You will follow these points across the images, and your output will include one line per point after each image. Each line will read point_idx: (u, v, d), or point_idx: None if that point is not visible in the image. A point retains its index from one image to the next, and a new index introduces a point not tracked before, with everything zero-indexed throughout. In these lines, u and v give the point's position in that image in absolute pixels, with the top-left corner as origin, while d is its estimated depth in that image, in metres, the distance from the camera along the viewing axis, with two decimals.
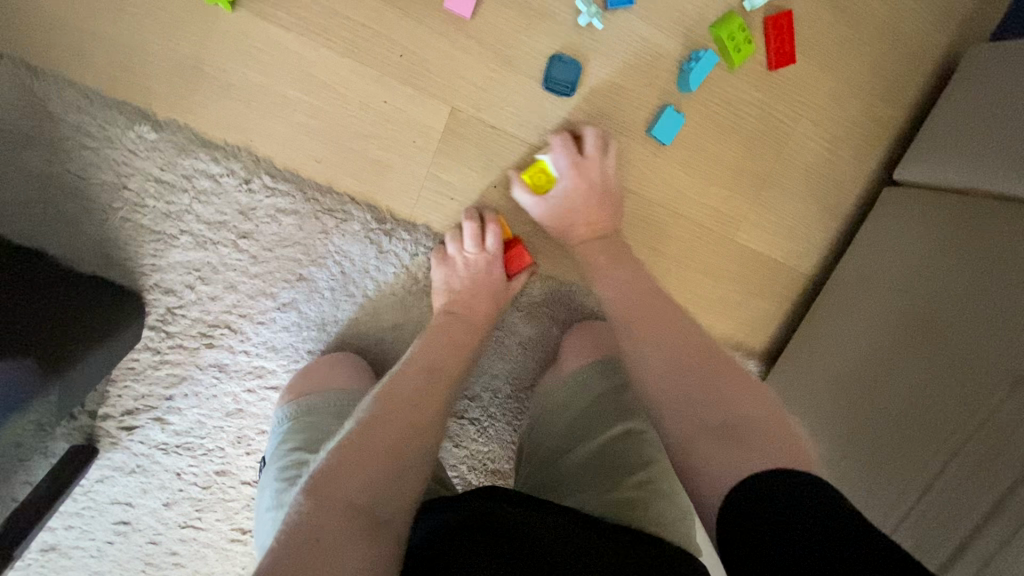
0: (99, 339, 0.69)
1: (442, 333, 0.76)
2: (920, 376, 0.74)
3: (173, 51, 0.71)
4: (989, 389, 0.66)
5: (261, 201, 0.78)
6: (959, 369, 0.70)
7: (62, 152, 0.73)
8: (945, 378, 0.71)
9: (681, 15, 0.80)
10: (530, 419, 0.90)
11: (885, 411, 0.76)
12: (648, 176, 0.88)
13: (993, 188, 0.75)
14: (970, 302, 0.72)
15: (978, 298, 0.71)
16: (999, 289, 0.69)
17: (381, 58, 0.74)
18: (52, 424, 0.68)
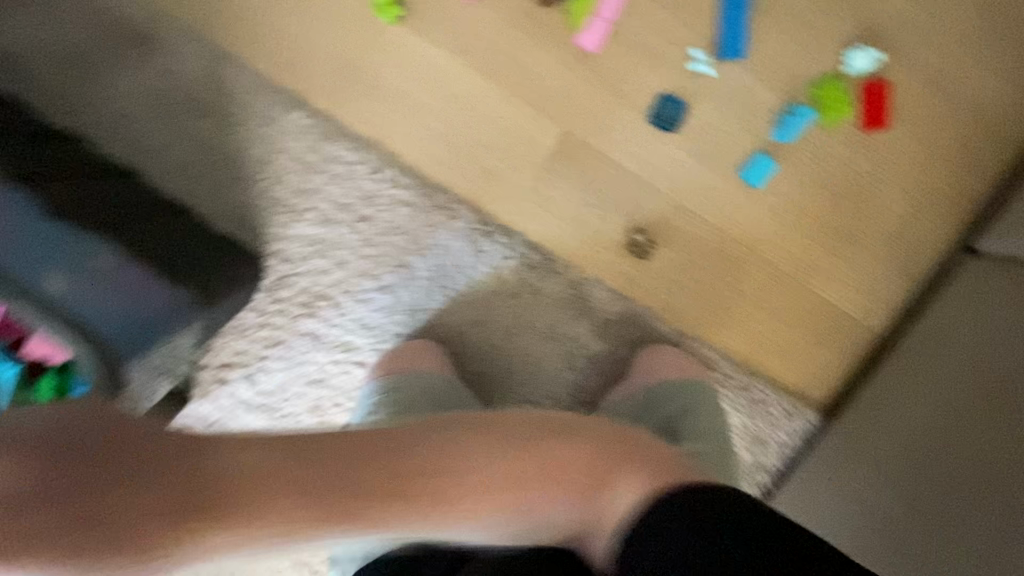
0: (234, 287, 0.78)
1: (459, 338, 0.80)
2: (994, 441, 0.74)
3: (335, 52, 0.81)
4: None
5: (383, 191, 0.86)
6: None
7: (227, 126, 0.84)
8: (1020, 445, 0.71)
9: (785, 72, 0.86)
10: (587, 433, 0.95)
11: (952, 471, 0.77)
12: (733, 215, 0.93)
13: None
14: None
15: None
16: None
17: (511, 79, 0.83)
18: (181, 357, 0.77)
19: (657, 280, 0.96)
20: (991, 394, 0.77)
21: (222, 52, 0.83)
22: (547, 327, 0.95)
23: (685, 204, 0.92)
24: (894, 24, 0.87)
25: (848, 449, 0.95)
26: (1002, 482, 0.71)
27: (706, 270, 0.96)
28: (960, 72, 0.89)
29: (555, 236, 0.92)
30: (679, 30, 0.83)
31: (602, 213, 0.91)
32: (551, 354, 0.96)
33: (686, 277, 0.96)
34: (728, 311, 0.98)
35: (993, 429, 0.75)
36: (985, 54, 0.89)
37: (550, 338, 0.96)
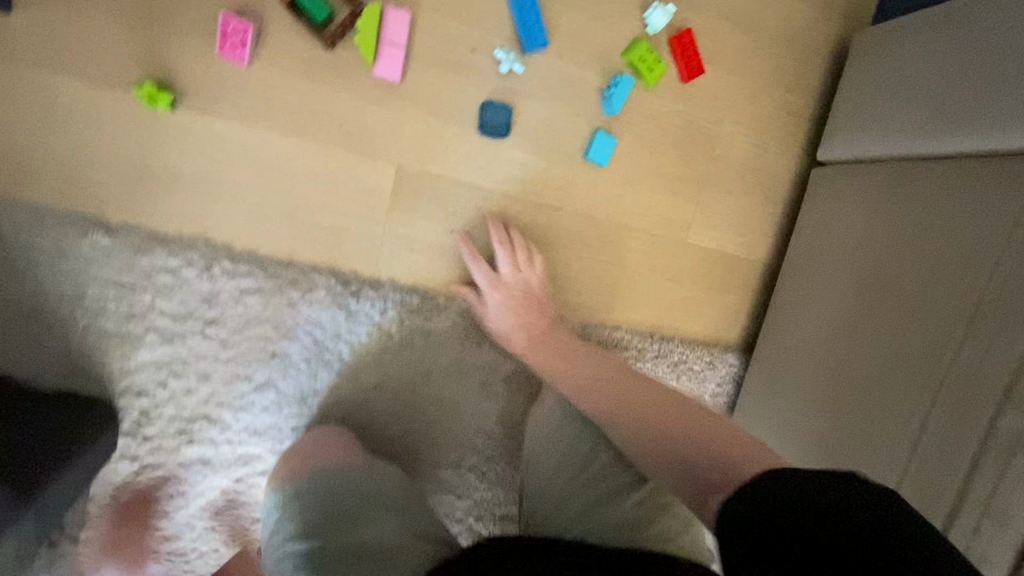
0: (81, 447, 0.68)
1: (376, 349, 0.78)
2: (886, 336, 0.77)
3: (118, 158, 0.72)
4: (948, 335, 0.69)
5: (224, 286, 0.78)
6: (919, 322, 0.73)
7: (20, 272, 0.73)
8: (908, 334, 0.74)
9: (595, 47, 0.86)
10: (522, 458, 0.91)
11: (860, 377, 0.79)
12: (595, 197, 0.92)
13: (906, 152, 0.81)
14: (915, 258, 0.76)
15: (920, 252, 0.75)
16: (934, 241, 0.74)
17: (322, 131, 0.78)
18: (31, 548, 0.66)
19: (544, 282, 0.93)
20: (872, 293, 0.80)
21: None
22: (453, 365, 0.91)
23: (546, 201, 0.90)
24: None
25: (772, 382, 0.97)
26: (902, 373, 0.73)
27: (588, 257, 0.95)
28: (755, 1, 0.92)
29: (428, 274, 0.87)
30: (478, 36, 0.80)
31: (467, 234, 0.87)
32: (466, 391, 0.92)
33: (572, 270, 0.94)
34: (623, 288, 0.97)
35: (882, 325, 0.78)
36: None
37: (460, 375, 0.92)
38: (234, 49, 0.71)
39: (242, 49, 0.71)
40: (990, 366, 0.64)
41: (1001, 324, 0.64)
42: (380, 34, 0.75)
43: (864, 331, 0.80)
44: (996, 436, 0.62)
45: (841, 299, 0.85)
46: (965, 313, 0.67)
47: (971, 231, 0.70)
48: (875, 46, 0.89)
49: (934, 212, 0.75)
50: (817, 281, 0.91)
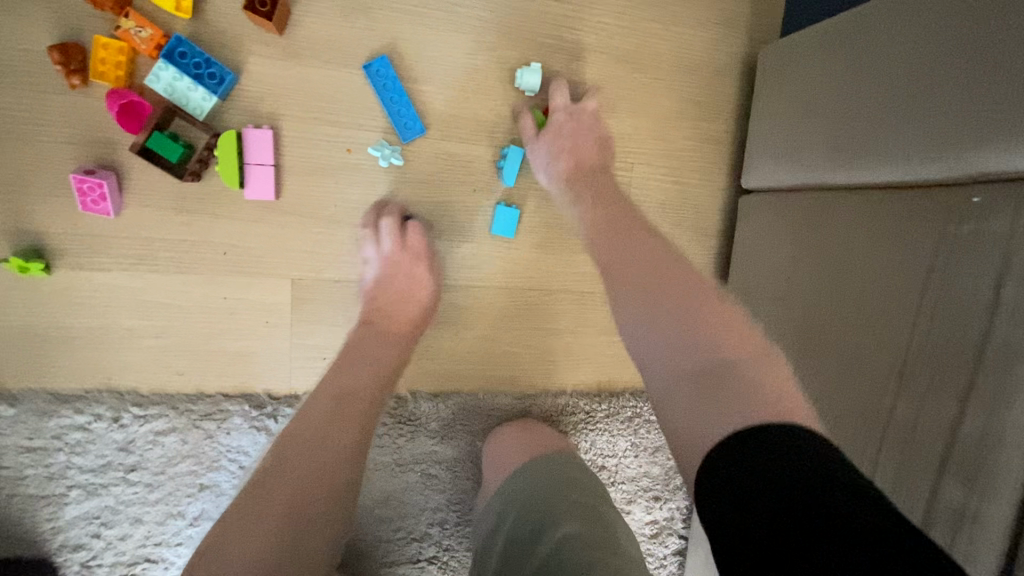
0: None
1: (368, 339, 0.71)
2: (818, 387, 0.70)
3: (8, 328, 0.72)
4: (880, 390, 0.63)
5: (137, 431, 0.77)
6: (848, 372, 0.67)
7: None
8: (840, 386, 0.67)
9: (477, 121, 0.82)
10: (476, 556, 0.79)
11: None
12: (510, 268, 0.88)
13: (819, 181, 0.75)
14: (837, 300, 0.69)
15: (839, 293, 0.69)
16: (853, 280, 0.68)
17: (207, 263, 0.76)
18: None
19: (472, 361, 0.90)
20: (804, 340, 0.73)
21: None
22: (391, 461, 0.89)
23: (457, 281, 0.87)
24: (556, 25, 0.83)
25: None
26: (838, 429, 0.67)
27: (514, 327, 0.91)
28: (644, 36, 0.87)
29: None
30: (349, 135, 0.78)
31: None
32: (409, 484, 0.90)
33: (500, 342, 0.91)
34: (559, 350, 0.93)
35: (814, 374, 0.72)
36: (657, 10, 0.86)
37: (400, 469, 0.90)
38: (98, 202, 0.70)
39: (104, 202, 0.70)
40: (924, 426, 0.58)
41: (930, 383, 0.57)
42: (244, 155, 0.73)
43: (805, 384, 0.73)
44: (939, 509, 0.56)
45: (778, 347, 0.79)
46: (892, 365, 0.61)
47: (891, 273, 0.63)
48: (778, 61, 0.83)
49: (851, 249, 0.69)
50: None
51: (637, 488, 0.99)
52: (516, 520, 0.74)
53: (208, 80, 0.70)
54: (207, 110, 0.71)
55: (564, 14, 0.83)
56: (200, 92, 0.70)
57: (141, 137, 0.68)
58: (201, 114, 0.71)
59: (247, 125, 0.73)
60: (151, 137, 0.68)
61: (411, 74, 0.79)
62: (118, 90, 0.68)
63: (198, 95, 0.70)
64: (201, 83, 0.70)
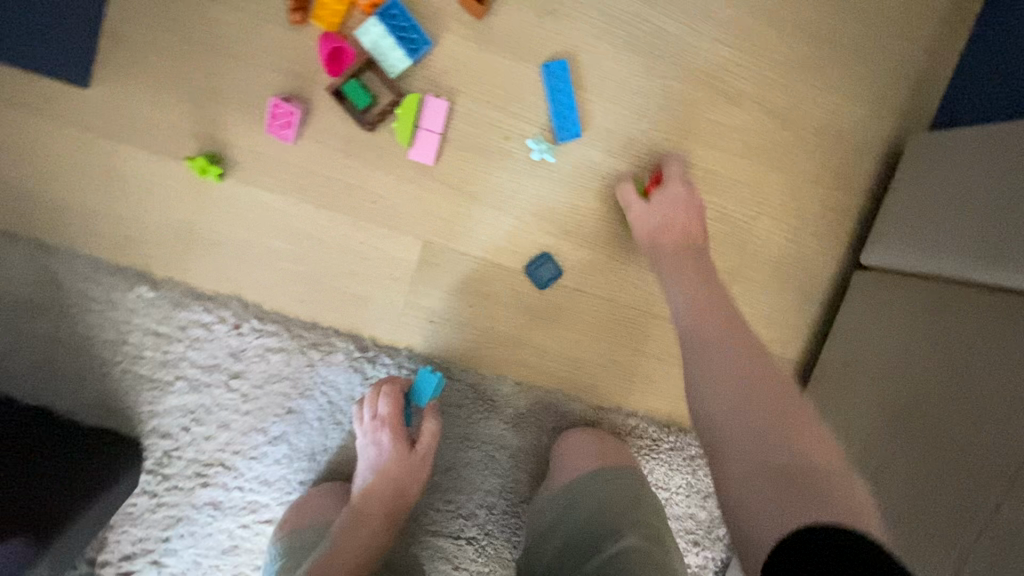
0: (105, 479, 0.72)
1: (381, 473, 0.84)
2: (909, 470, 0.70)
3: (168, 220, 0.78)
4: (985, 489, 0.61)
5: (251, 342, 0.82)
6: (951, 462, 0.66)
7: (69, 316, 0.78)
8: (937, 474, 0.67)
9: (630, 138, 0.85)
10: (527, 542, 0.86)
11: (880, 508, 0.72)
12: (620, 284, 0.91)
13: (950, 272, 0.76)
14: (952, 388, 0.69)
15: (956, 382, 0.69)
16: (975, 373, 0.67)
17: (356, 207, 0.81)
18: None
19: (558, 361, 0.92)
20: (906, 421, 0.73)
21: (46, 246, 0.77)
22: (461, 434, 0.92)
23: (568, 282, 0.90)
24: (726, 68, 0.86)
25: None
26: (925, 516, 0.66)
27: (606, 341, 0.92)
28: (803, 97, 0.89)
29: (444, 343, 0.89)
30: (512, 123, 0.82)
31: (485, 310, 0.88)
32: (472, 461, 0.93)
33: (588, 353, 0.93)
34: (641, 374, 0.95)
35: (907, 455, 0.71)
36: (821, 75, 0.89)
37: (467, 444, 0.92)
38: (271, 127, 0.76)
39: (289, 128, 0.76)
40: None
41: None
42: (418, 119, 0.79)
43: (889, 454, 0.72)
44: None
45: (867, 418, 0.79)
46: (1004, 466, 0.60)
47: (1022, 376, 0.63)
48: (933, 153, 0.85)
49: (981, 344, 0.68)
50: (845, 392, 0.85)
51: (679, 528, 0.98)
52: (584, 524, 0.80)
53: (409, 44, 0.76)
54: (400, 70, 0.77)
55: (736, 58, 0.86)
56: (399, 53, 0.75)
57: (340, 82, 0.75)
58: (393, 73, 0.76)
59: (428, 92, 0.79)
60: (346, 85, 0.75)
61: (584, 79, 0.83)
62: (332, 35, 0.75)
63: (396, 55, 0.76)
64: (402, 46, 0.75)
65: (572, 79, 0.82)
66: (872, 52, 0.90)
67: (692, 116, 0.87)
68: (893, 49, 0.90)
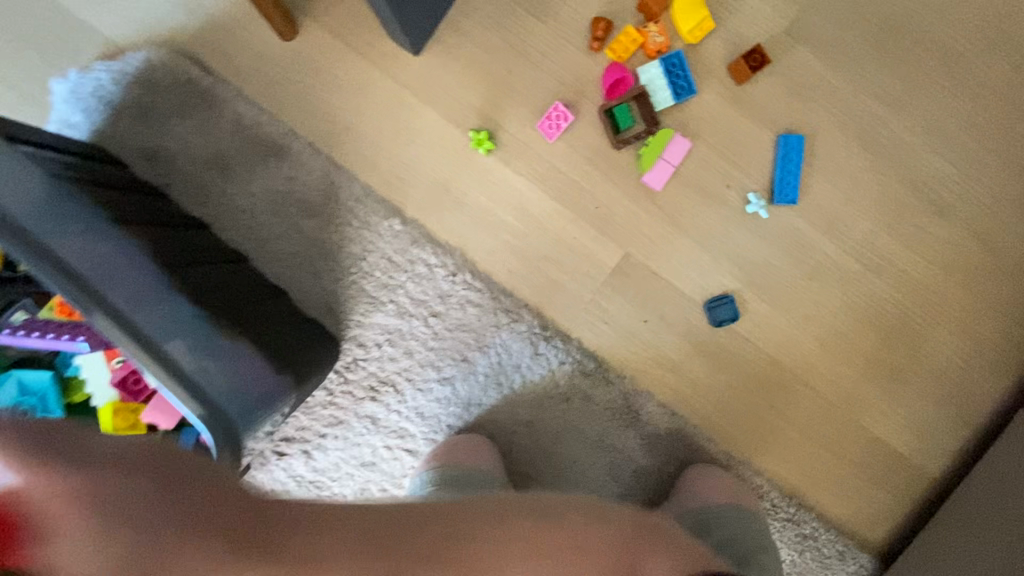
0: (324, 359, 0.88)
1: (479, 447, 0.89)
2: None
3: (434, 174, 0.94)
4: None
5: (457, 291, 0.95)
6: None
7: (331, 224, 0.94)
8: None
9: (835, 219, 0.94)
10: None
11: None
12: (785, 346, 0.96)
13: None
14: None
15: None
16: None
17: (582, 208, 0.94)
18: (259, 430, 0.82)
19: (705, 398, 0.97)
20: None
21: (338, 164, 0.94)
22: (597, 435, 0.97)
23: (738, 328, 0.96)
24: (941, 184, 0.93)
25: None
26: None
27: (756, 395, 0.97)
28: (1011, 230, 0.94)
29: (611, 347, 0.97)
30: (736, 176, 0.93)
31: (657, 329, 0.96)
32: (598, 463, 0.98)
33: (735, 400, 0.98)
34: (778, 437, 0.98)
35: None
36: None
37: (599, 446, 0.98)
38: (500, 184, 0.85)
39: (556, 129, 0.91)
40: None
41: None
42: (662, 150, 0.91)
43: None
44: None
45: (994, 537, 0.80)
46: None
47: None
48: None
49: None
50: (996, 515, 0.83)
51: None
52: (706, 554, 0.88)
53: (677, 90, 0.90)
54: (662, 107, 0.90)
55: (954, 178, 0.93)
56: (666, 95, 0.90)
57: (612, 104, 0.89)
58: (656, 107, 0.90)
59: (677, 131, 0.91)
60: (615, 108, 0.89)
61: (810, 157, 0.92)
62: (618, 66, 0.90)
63: (663, 95, 0.90)
64: (671, 90, 0.90)
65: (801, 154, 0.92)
66: None
67: (900, 216, 0.94)
68: None
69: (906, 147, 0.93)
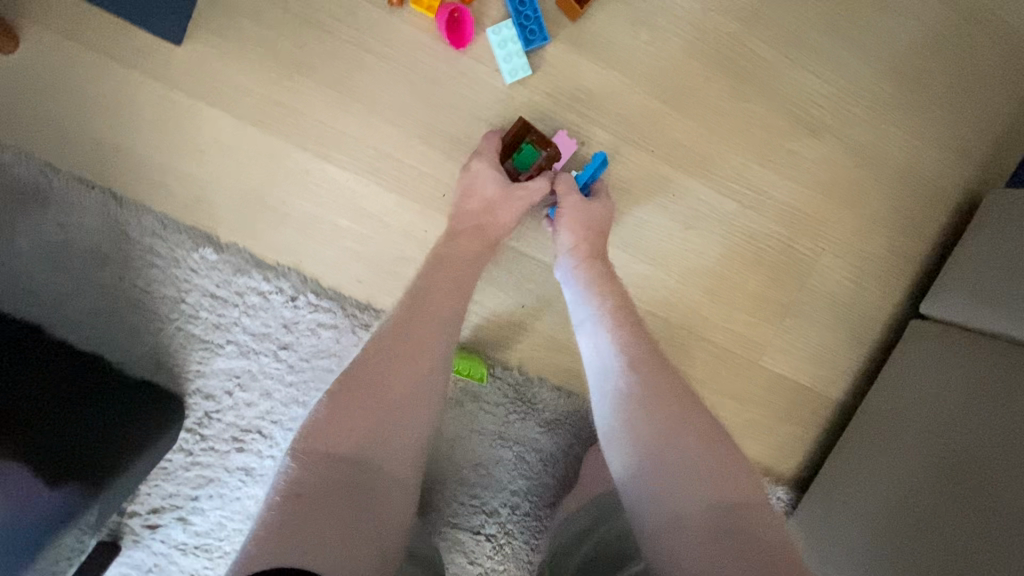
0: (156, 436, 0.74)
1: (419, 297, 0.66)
2: (960, 519, 0.71)
3: (241, 186, 0.78)
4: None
5: (305, 316, 0.83)
6: (993, 506, 0.69)
7: (131, 269, 0.78)
8: (985, 520, 0.69)
9: (703, 158, 0.85)
10: (551, 538, 0.89)
11: (924, 552, 0.73)
12: (674, 300, 0.91)
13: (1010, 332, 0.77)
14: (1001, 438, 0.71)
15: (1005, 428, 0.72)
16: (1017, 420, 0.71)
17: (426, 195, 0.82)
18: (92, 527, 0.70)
19: None
20: (947, 469, 0.75)
21: (118, 197, 0.76)
22: (496, 431, 0.91)
23: None
24: (808, 100, 0.85)
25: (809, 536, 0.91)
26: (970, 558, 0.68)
27: None
28: (883, 138, 0.88)
29: (491, 340, 0.88)
30: (589, 130, 0.82)
31: (536, 312, 0.88)
32: (504, 460, 0.92)
33: None
34: None
35: (953, 507, 0.73)
36: (906, 118, 0.88)
37: (501, 442, 0.92)
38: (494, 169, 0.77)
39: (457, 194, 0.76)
40: None
41: None
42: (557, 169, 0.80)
43: (922, 527, 0.74)
44: None
45: (909, 469, 0.80)
46: None
47: None
48: (1011, 210, 0.83)
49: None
50: (883, 446, 0.86)
51: None
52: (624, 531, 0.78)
53: (527, 35, 0.76)
54: (518, 77, 0.78)
55: (820, 91, 0.85)
56: (520, 55, 0.76)
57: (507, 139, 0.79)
58: (520, 73, 0.77)
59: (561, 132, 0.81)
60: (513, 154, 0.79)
61: (666, 95, 0.82)
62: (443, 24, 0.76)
63: (518, 61, 0.77)
64: (520, 45, 0.76)
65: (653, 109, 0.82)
66: (959, 98, 0.88)
67: (770, 142, 0.86)
68: (981, 99, 0.88)
69: (767, 64, 0.83)
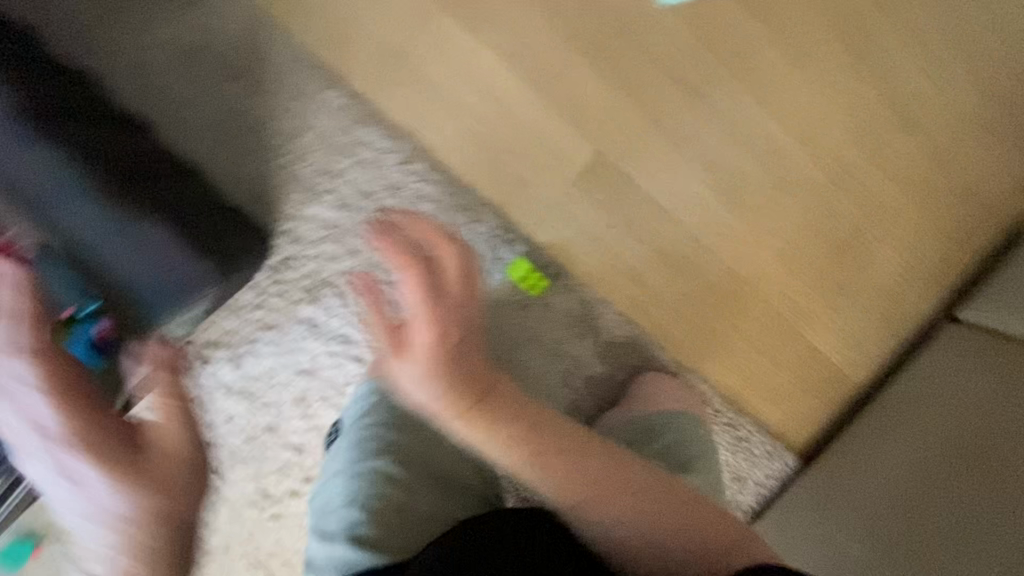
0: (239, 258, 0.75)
1: None
2: (969, 498, 0.80)
3: (384, 39, 0.80)
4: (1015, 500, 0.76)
5: (409, 184, 0.84)
6: (998, 486, 0.78)
7: (260, 93, 0.79)
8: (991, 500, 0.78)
9: (809, 127, 0.91)
10: None
11: (929, 521, 0.82)
12: (747, 256, 0.95)
13: None
14: None
15: None
16: None
17: (553, 95, 0.84)
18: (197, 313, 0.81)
19: (661, 306, 0.96)
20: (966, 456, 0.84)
21: (266, 18, 0.78)
22: (552, 340, 0.94)
23: (702, 238, 0.94)
24: (910, 98, 0.92)
25: (806, 493, 1.00)
26: (973, 528, 0.77)
27: (712, 305, 0.97)
28: (964, 149, 0.95)
29: (573, 253, 0.92)
30: (716, 72, 0.87)
31: (621, 233, 0.92)
32: (551, 370, 0.95)
33: (691, 308, 0.97)
34: (725, 347, 0.99)
35: (966, 485, 0.81)
36: (989, 140, 0.95)
37: (553, 352, 0.95)
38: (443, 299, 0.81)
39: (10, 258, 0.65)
40: None
41: None
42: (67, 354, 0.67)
43: (931, 497, 0.83)
44: None
45: (924, 456, 0.88)
46: None
47: None
48: None
49: None
50: (908, 426, 0.93)
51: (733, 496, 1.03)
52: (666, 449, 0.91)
53: None
54: (666, 4, 0.84)
55: (925, 95, 0.92)
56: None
57: None
58: (666, 4, 0.84)
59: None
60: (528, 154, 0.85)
61: (791, 57, 0.88)
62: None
63: None
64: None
65: (778, 68, 0.88)
66: None
67: (869, 129, 0.92)
68: None
69: (884, 52, 0.90)
